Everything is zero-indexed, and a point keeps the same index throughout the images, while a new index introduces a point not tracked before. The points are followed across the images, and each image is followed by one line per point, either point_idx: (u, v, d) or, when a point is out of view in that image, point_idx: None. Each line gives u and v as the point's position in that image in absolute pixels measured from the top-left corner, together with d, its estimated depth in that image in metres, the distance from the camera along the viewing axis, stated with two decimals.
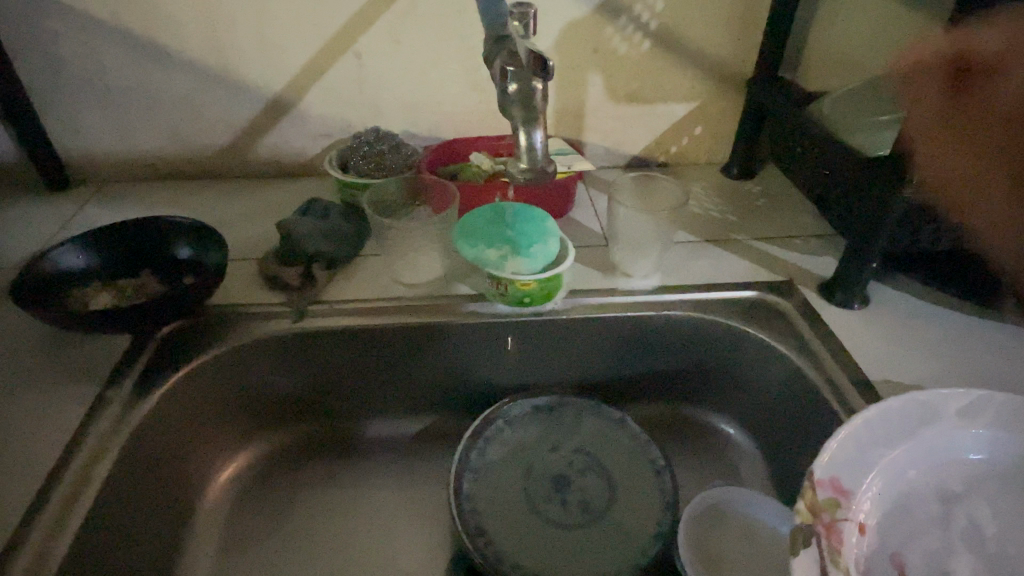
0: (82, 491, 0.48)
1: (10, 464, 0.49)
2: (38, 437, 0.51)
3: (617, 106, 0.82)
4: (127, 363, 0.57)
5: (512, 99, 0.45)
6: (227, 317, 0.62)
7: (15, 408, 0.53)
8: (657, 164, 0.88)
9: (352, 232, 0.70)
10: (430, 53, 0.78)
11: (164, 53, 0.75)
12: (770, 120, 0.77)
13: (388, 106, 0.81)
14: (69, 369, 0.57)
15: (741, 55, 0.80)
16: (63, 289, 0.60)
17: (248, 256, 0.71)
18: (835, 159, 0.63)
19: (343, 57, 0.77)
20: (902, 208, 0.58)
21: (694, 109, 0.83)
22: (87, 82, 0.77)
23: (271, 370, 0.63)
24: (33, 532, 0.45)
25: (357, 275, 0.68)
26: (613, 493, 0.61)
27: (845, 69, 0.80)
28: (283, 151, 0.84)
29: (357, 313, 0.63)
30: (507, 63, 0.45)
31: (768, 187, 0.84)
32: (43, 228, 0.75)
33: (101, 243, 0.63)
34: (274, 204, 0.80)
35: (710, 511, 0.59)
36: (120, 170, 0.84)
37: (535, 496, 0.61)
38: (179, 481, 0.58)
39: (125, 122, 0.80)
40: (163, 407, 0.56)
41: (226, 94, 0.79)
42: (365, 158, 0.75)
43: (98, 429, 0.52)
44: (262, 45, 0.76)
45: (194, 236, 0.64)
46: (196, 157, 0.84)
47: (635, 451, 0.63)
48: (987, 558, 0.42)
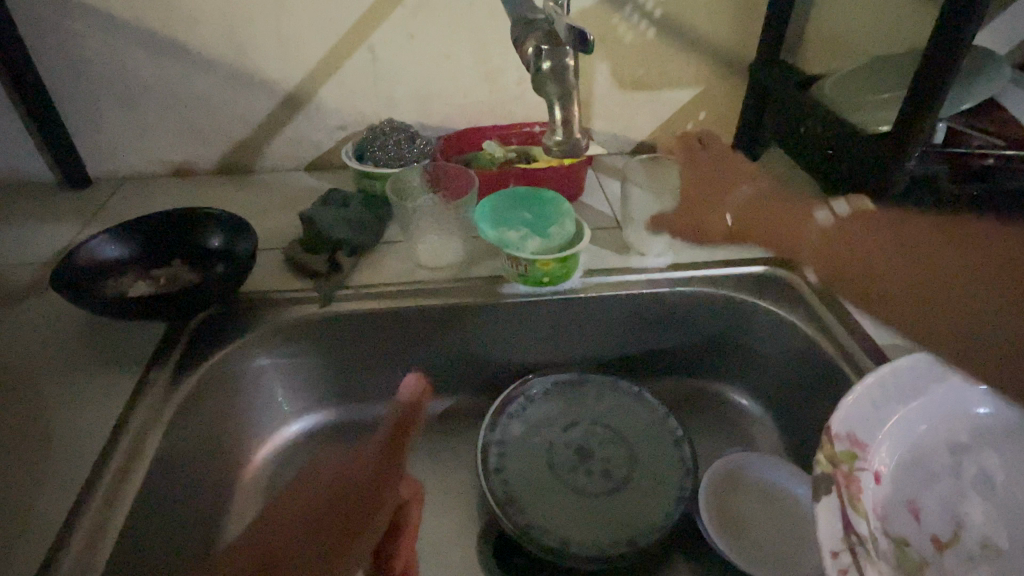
0: (134, 465, 0.50)
1: (62, 446, 0.52)
2: (87, 419, 0.54)
3: (623, 93, 0.84)
4: (166, 350, 0.59)
5: (546, 79, 0.47)
6: (258, 303, 0.64)
7: (61, 394, 0.56)
8: (663, 148, 0.91)
9: (372, 220, 0.72)
10: (443, 45, 0.80)
11: (184, 51, 0.77)
12: (772, 102, 0.80)
13: (401, 99, 0.84)
14: (110, 356, 0.59)
15: (743, 40, 0.82)
16: (102, 279, 0.62)
17: (273, 245, 0.73)
18: (837, 136, 0.66)
19: (357, 52, 0.79)
20: (903, 181, 0.60)
21: (698, 95, 0.86)
22: (109, 81, 0.79)
23: (302, 353, 0.65)
24: (90, 504, 0.47)
25: (381, 260, 0.71)
26: (634, 462, 0.64)
27: (842, 51, 0.83)
28: (300, 145, 0.86)
29: (383, 296, 0.65)
30: (541, 44, 0.47)
31: (771, 168, 0.86)
32: (70, 224, 0.77)
33: (136, 235, 0.65)
34: (293, 195, 0.82)
35: (729, 472, 0.62)
36: (141, 167, 0.86)
37: (559, 466, 0.63)
38: (218, 460, 0.61)
39: (144, 120, 0.82)
40: (203, 389, 0.58)
41: (244, 90, 0.81)
42: (383, 148, 0.77)
43: (141, 412, 0.54)
44: (279, 42, 0.78)
45: (225, 226, 0.66)
46: (215, 152, 0.86)
47: (653, 423, 0.65)
48: (998, 504, 0.45)
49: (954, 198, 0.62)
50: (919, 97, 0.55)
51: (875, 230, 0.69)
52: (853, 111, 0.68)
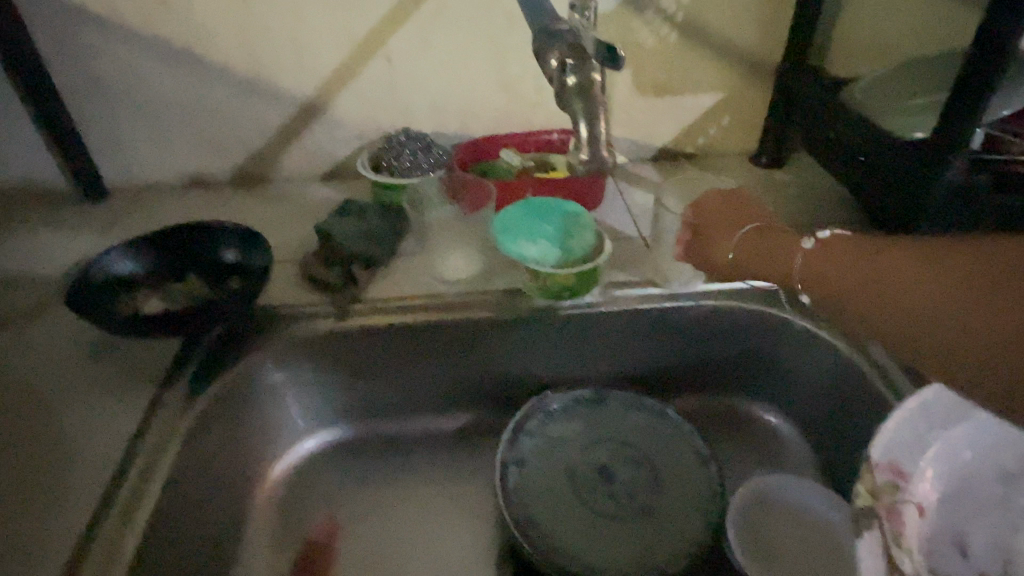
0: (147, 486, 0.49)
1: (76, 466, 0.51)
2: (102, 438, 0.53)
3: (645, 99, 0.82)
4: (181, 366, 0.58)
5: (569, 90, 0.46)
6: (274, 317, 0.63)
7: (77, 412, 0.55)
8: (685, 155, 0.88)
9: (388, 231, 0.71)
10: (460, 52, 0.78)
11: (200, 61, 0.77)
12: (800, 108, 0.77)
13: (418, 107, 0.82)
14: (125, 372, 0.58)
15: (769, 44, 0.80)
16: (118, 294, 0.61)
17: (288, 258, 0.72)
18: (872, 144, 0.63)
19: (373, 60, 0.78)
20: (944, 189, 0.58)
21: (722, 100, 0.83)
22: (126, 92, 0.79)
23: (318, 369, 0.64)
24: (103, 526, 0.46)
25: (397, 272, 0.69)
26: (658, 483, 0.61)
27: (873, 54, 0.80)
28: (315, 155, 0.85)
29: (399, 309, 0.64)
30: (565, 53, 0.45)
31: (799, 175, 0.84)
32: (87, 236, 0.77)
33: (151, 249, 0.65)
34: (309, 206, 0.81)
35: (758, 496, 0.59)
36: (157, 178, 0.86)
37: (581, 486, 0.61)
38: (233, 478, 0.59)
39: (161, 131, 0.82)
40: (217, 406, 0.57)
41: (260, 100, 0.80)
42: (399, 157, 0.76)
43: (157, 430, 0.53)
44: (295, 51, 0.77)
45: (240, 240, 0.65)
46: (231, 163, 0.85)
47: (679, 442, 0.63)
48: None
49: (993, 207, 0.60)
50: (961, 102, 0.53)
51: None
52: (886, 117, 0.65)
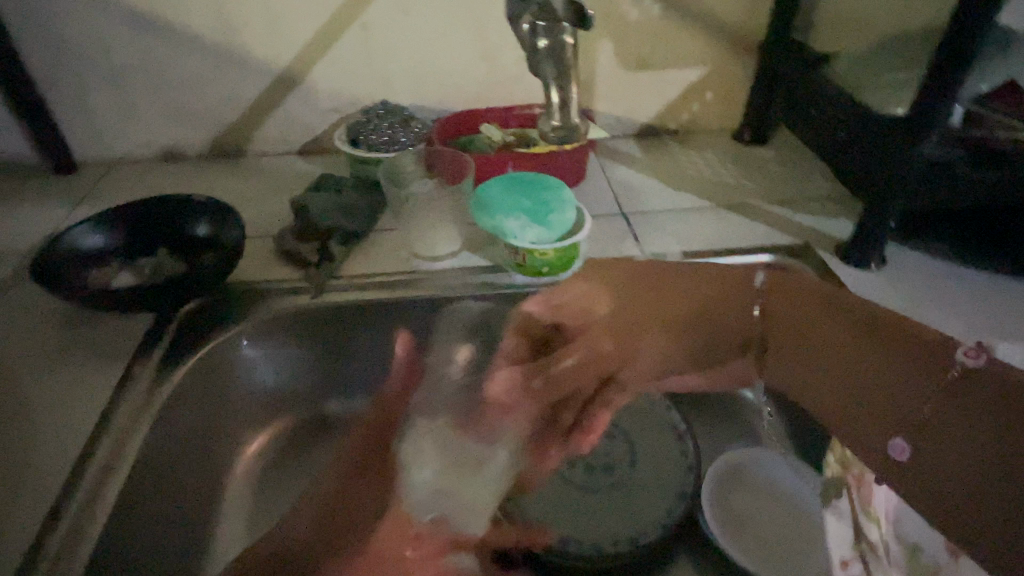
0: (116, 463, 0.48)
1: (43, 442, 0.50)
2: (70, 414, 0.52)
3: (628, 73, 0.81)
4: (152, 342, 0.57)
5: (541, 56, 0.44)
6: (247, 294, 0.62)
7: (44, 388, 0.54)
8: (668, 131, 0.88)
9: (365, 207, 0.70)
10: (438, 23, 0.76)
11: (169, 29, 0.74)
12: (783, 83, 0.76)
13: (396, 79, 0.80)
14: (94, 348, 0.57)
15: (753, 18, 0.79)
16: (84, 269, 0.60)
17: (262, 234, 0.70)
18: (851, 120, 0.63)
19: (350, 30, 0.76)
20: (921, 164, 0.57)
21: (706, 75, 0.83)
22: (92, 61, 0.76)
23: (294, 345, 0.63)
24: (71, 503, 0.45)
25: (375, 248, 0.69)
26: (635, 457, 0.62)
27: (857, 29, 0.79)
28: (291, 128, 0.83)
29: (377, 286, 0.64)
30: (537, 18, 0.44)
31: (781, 152, 0.83)
32: (54, 211, 0.75)
33: (118, 223, 0.63)
34: (285, 181, 0.80)
35: (735, 466, 0.61)
36: (127, 151, 0.84)
37: (559, 461, 0.62)
38: (207, 455, 0.59)
39: (131, 103, 0.79)
40: (190, 382, 0.56)
41: (232, 71, 0.78)
42: (376, 131, 0.74)
43: (127, 406, 0.52)
44: (268, 19, 0.74)
45: (212, 214, 0.64)
46: (204, 136, 0.83)
47: (656, 417, 0.64)
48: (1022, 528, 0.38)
49: (979, 183, 0.58)
50: (939, 76, 0.52)
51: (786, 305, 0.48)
52: (868, 92, 0.65)
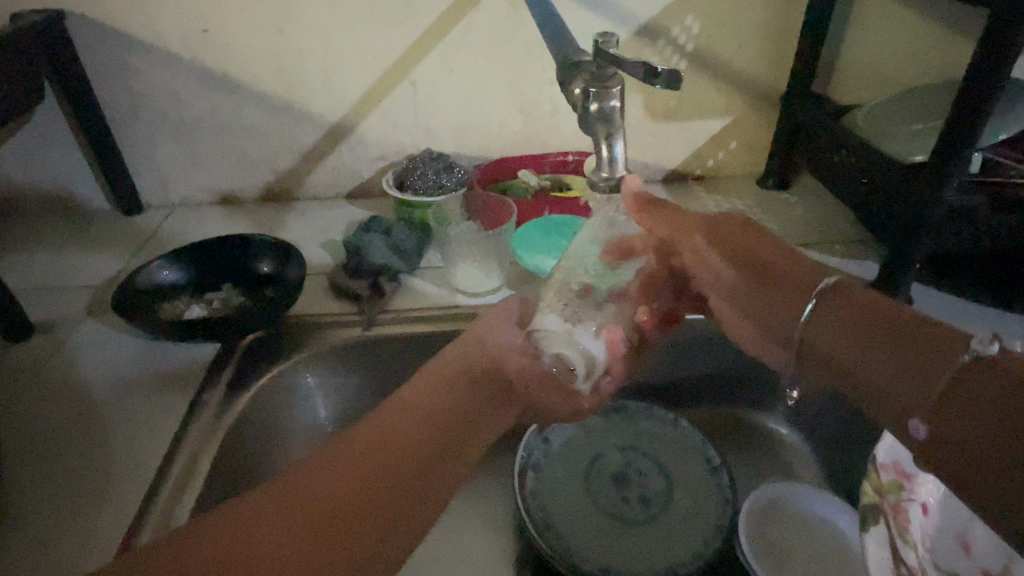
0: (189, 481, 0.52)
1: (122, 464, 0.54)
2: (147, 437, 0.56)
3: (655, 124, 0.88)
4: (218, 371, 0.62)
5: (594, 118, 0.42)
6: (305, 325, 0.66)
7: (121, 415, 0.58)
8: (693, 177, 0.94)
9: (413, 248, 0.76)
10: (481, 79, 0.83)
11: (235, 85, 0.81)
12: (804, 133, 0.82)
13: (439, 129, 0.87)
14: (168, 377, 0.62)
15: (772, 71, 0.85)
16: (159, 299, 0.65)
17: (317, 271, 0.76)
18: (876, 168, 0.67)
19: (399, 85, 0.83)
20: (944, 210, 0.61)
21: (729, 124, 0.89)
22: (164, 115, 0.83)
23: (345, 371, 0.67)
24: (149, 519, 0.49)
25: (421, 285, 0.74)
26: (672, 490, 0.64)
27: (872, 82, 0.87)
28: (342, 173, 0.89)
29: (423, 320, 0.68)
30: (589, 84, 0.41)
31: (804, 198, 0.88)
32: (124, 251, 0.81)
33: (187, 259, 0.68)
34: (335, 223, 0.85)
35: (774, 501, 0.60)
36: (188, 195, 0.90)
37: (596, 492, 0.64)
38: None
39: (194, 150, 0.86)
40: (252, 407, 0.60)
41: (291, 122, 0.85)
42: (422, 176, 0.80)
43: (196, 431, 0.56)
44: (326, 75, 0.81)
45: (275, 252, 0.69)
46: (260, 181, 0.89)
47: (692, 452, 0.65)
48: None
49: (992, 227, 0.63)
50: (961, 122, 0.56)
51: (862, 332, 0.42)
52: (891, 140, 0.70)
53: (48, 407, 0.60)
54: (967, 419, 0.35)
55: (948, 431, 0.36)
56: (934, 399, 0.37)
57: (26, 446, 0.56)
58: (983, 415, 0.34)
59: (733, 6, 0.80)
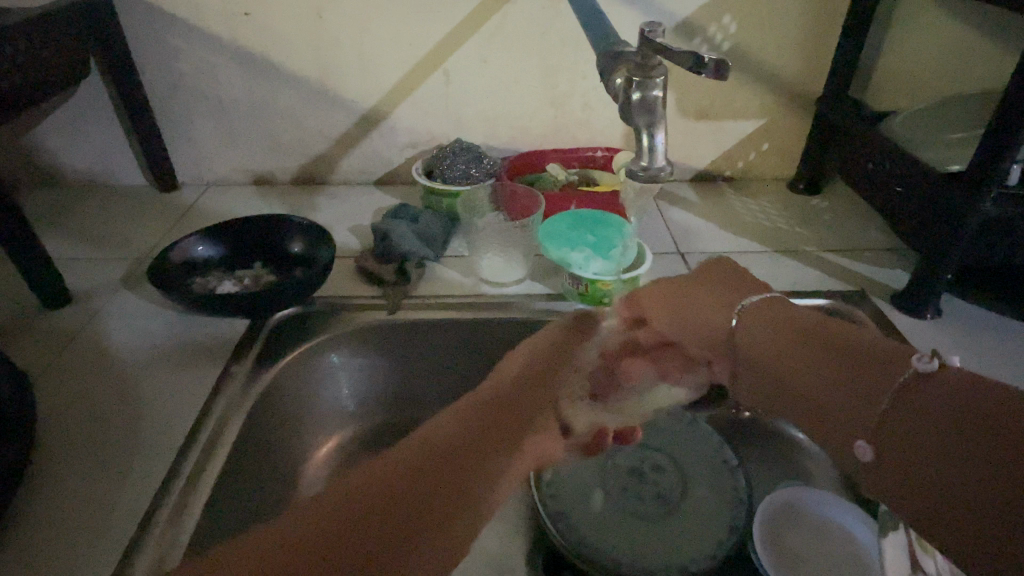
0: (216, 449, 0.53)
1: (153, 429, 0.56)
2: (179, 406, 0.58)
3: (687, 122, 0.87)
4: (246, 347, 0.63)
5: (633, 108, 0.42)
6: (330, 307, 0.67)
7: (153, 384, 0.60)
8: (723, 178, 0.93)
9: (440, 236, 0.76)
10: (514, 71, 0.83)
11: (273, 67, 0.83)
12: (839, 137, 0.81)
13: (470, 120, 0.87)
14: (199, 350, 0.64)
15: (808, 73, 0.84)
16: (192, 274, 0.67)
17: (344, 255, 0.77)
18: (913, 176, 0.66)
19: (433, 74, 0.84)
20: (979, 221, 0.60)
21: (762, 126, 0.88)
22: (203, 95, 0.85)
23: (370, 354, 0.68)
24: (177, 482, 0.50)
25: (446, 273, 0.75)
26: (687, 490, 0.63)
27: (911, 88, 0.85)
28: (373, 160, 0.91)
29: (447, 307, 0.68)
30: (632, 73, 0.41)
31: (834, 204, 0.87)
32: (159, 226, 0.83)
33: (221, 237, 0.70)
34: (362, 208, 0.86)
35: (793, 505, 0.60)
36: (222, 175, 0.92)
37: (611, 486, 0.64)
38: (287, 454, 0.63)
39: (231, 131, 0.88)
40: (277, 383, 0.61)
41: (326, 107, 0.86)
42: (451, 166, 0.81)
43: (224, 402, 0.57)
44: (362, 61, 0.82)
45: (306, 233, 0.70)
46: (293, 164, 0.91)
47: (710, 453, 0.65)
48: None
49: None
50: (1003, 132, 0.55)
51: (829, 358, 0.44)
52: (925, 148, 0.70)
53: (84, 373, 0.62)
54: (922, 424, 0.36)
55: (899, 434, 0.37)
56: (888, 407, 0.38)
57: (63, 408, 0.58)
58: (942, 415, 0.35)
59: (772, 6, 0.79)
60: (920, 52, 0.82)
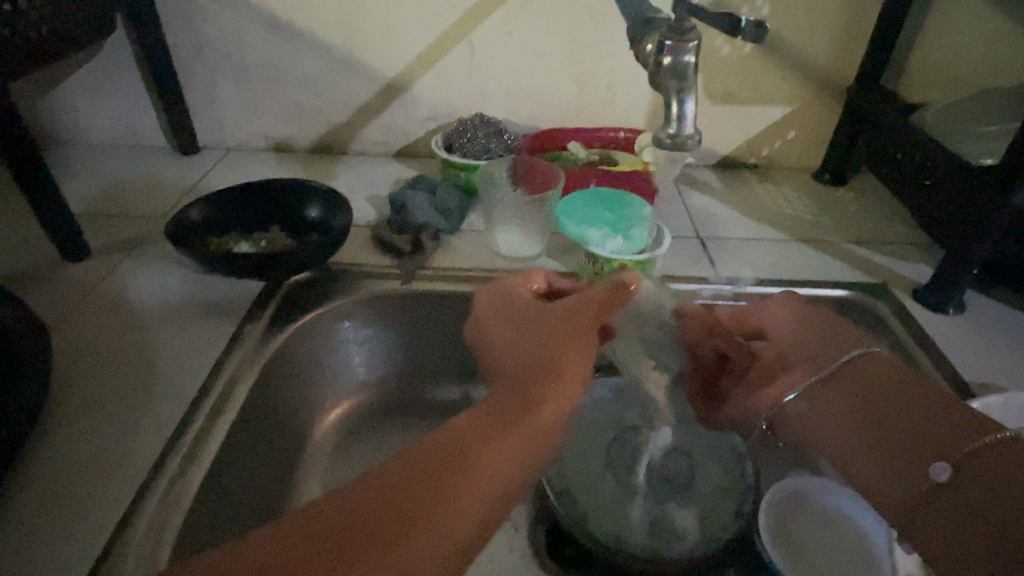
0: (227, 405, 0.54)
1: (166, 382, 0.56)
2: (192, 361, 0.58)
3: (713, 106, 0.86)
4: (260, 308, 0.63)
5: (662, 76, 0.41)
6: (345, 274, 0.67)
7: (168, 340, 0.61)
8: (746, 165, 0.91)
9: (458, 209, 0.76)
10: (540, 45, 0.82)
11: (297, 33, 0.82)
12: (868, 127, 0.79)
13: (493, 94, 0.86)
14: (214, 308, 0.64)
15: (841, 60, 0.82)
16: (208, 235, 0.67)
17: (361, 223, 0.77)
18: (944, 168, 0.64)
19: (458, 46, 0.83)
20: (1009, 216, 0.58)
21: (789, 113, 0.87)
22: (227, 58, 0.85)
23: (382, 322, 0.68)
24: (188, 434, 0.51)
25: (462, 246, 0.74)
26: (693, 475, 0.63)
27: (946, 80, 0.83)
28: (393, 131, 0.90)
29: (461, 280, 0.68)
30: (663, 39, 0.40)
31: (859, 196, 0.86)
32: (178, 187, 0.84)
33: (239, 198, 0.70)
34: (380, 179, 0.86)
35: (801, 494, 0.59)
36: (243, 140, 0.92)
37: (616, 465, 0.64)
38: (296, 416, 0.64)
39: (253, 95, 0.88)
40: (288, 345, 0.61)
41: (348, 76, 0.85)
42: (471, 140, 0.80)
43: (235, 361, 0.57)
44: (387, 29, 0.82)
45: (324, 198, 0.70)
46: (313, 132, 0.91)
47: (718, 438, 0.64)
48: None
49: None
50: None
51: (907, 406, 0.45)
52: (959, 142, 0.68)
53: (101, 326, 0.63)
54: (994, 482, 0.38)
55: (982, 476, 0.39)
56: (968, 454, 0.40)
57: (79, 358, 0.59)
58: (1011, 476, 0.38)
59: None
60: (957, 43, 0.80)
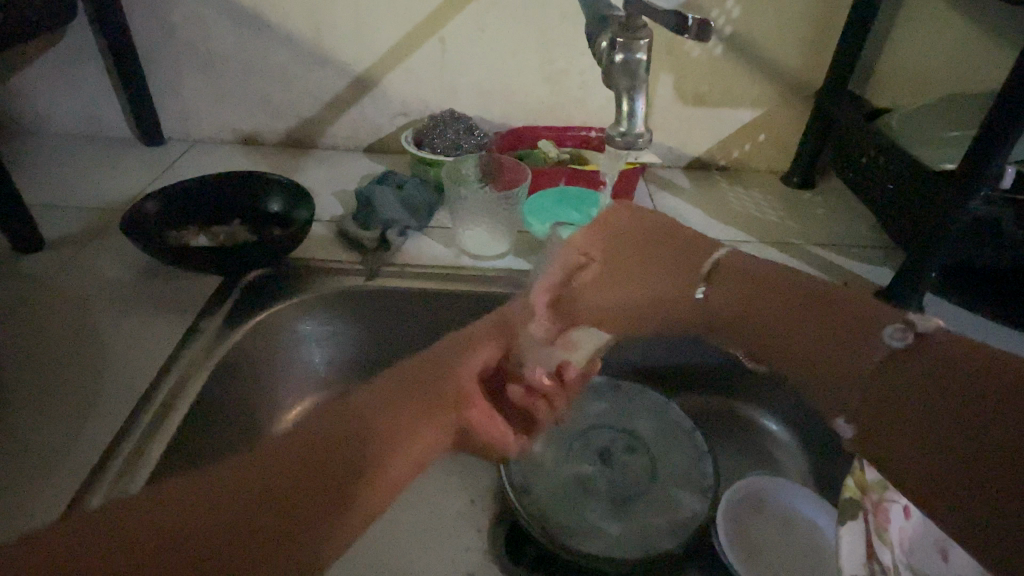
0: (178, 400, 0.52)
1: (114, 377, 0.55)
2: (143, 356, 0.57)
3: (684, 107, 0.86)
4: (217, 303, 0.62)
5: (617, 72, 0.41)
6: (307, 270, 0.66)
7: (119, 334, 0.59)
8: (717, 167, 0.92)
9: (424, 205, 0.75)
10: (512, 41, 0.81)
11: (265, 23, 0.81)
12: (835, 131, 0.80)
13: (464, 91, 0.86)
14: (169, 302, 0.63)
15: (810, 64, 0.83)
16: (165, 227, 0.66)
17: (326, 218, 0.76)
18: (906, 172, 0.65)
19: (428, 41, 0.82)
20: (965, 220, 0.59)
21: (759, 116, 0.87)
22: (192, 47, 0.83)
23: (345, 319, 0.67)
24: (136, 429, 0.49)
25: (428, 243, 0.73)
26: (655, 474, 0.63)
27: (911, 86, 0.84)
28: (362, 126, 0.89)
29: (426, 277, 0.67)
30: (616, 36, 0.40)
31: (826, 199, 0.86)
32: (140, 179, 0.82)
33: (199, 190, 0.69)
34: (349, 174, 0.85)
35: (758, 493, 0.60)
36: (208, 131, 0.90)
37: (578, 463, 0.64)
38: (254, 413, 0.63)
39: (219, 86, 0.86)
40: (245, 341, 0.60)
41: (317, 69, 0.84)
42: (441, 136, 0.80)
43: (188, 357, 0.56)
44: (357, 23, 0.81)
45: (286, 192, 0.69)
46: (281, 125, 0.89)
47: (680, 437, 0.64)
48: None
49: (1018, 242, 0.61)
50: (993, 132, 0.54)
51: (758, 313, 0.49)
52: (920, 147, 0.68)
53: (50, 318, 0.61)
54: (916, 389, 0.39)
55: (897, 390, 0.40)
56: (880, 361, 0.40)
57: (26, 350, 0.57)
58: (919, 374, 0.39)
59: None
60: (922, 51, 0.81)
